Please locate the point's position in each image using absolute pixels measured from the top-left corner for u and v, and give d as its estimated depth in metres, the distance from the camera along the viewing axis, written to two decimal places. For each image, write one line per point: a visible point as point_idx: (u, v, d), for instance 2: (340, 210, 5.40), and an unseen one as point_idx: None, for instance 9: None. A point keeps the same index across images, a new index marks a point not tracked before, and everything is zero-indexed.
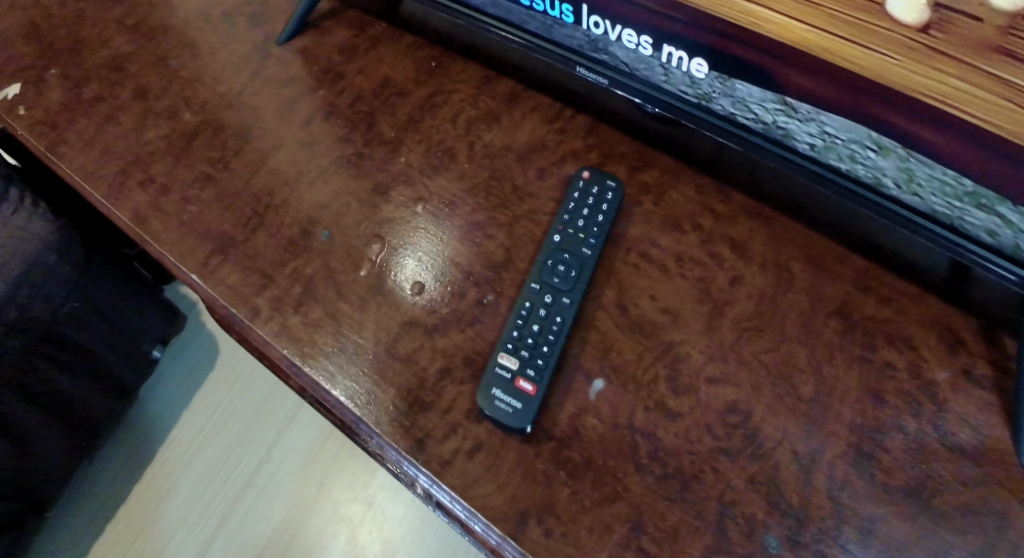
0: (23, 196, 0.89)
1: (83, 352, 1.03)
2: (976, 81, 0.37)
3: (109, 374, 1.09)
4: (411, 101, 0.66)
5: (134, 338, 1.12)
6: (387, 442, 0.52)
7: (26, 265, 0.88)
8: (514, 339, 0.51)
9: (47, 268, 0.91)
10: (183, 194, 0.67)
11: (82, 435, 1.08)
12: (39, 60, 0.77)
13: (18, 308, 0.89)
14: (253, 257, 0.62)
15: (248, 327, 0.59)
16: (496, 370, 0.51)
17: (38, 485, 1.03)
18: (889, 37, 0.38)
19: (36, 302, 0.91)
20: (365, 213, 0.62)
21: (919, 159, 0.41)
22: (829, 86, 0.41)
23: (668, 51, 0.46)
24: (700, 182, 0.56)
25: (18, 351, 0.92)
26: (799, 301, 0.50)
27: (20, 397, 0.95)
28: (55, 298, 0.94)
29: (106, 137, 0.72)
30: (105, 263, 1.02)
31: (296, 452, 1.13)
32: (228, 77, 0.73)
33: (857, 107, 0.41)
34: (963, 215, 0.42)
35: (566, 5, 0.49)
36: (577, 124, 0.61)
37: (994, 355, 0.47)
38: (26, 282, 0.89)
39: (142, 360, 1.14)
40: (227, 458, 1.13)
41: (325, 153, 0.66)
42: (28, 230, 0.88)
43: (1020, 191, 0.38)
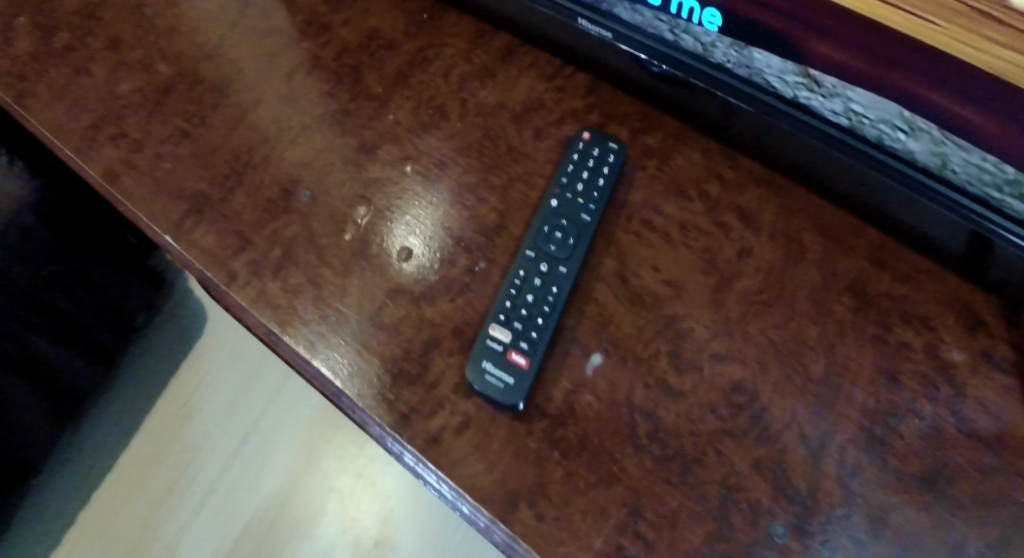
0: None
1: (64, 320, 0.99)
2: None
3: (93, 342, 1.05)
4: (400, 55, 0.61)
5: (120, 305, 1.08)
6: (370, 417, 0.49)
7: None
8: (506, 310, 0.48)
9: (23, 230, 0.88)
10: (158, 151, 0.63)
11: (65, 403, 1.05)
12: (7, 6, 0.72)
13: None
14: (231, 218, 0.58)
15: (225, 293, 0.56)
16: (487, 343, 0.48)
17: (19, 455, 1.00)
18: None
19: (10, 265, 0.88)
20: (350, 174, 0.58)
21: (954, 143, 0.38)
22: (855, 50, 0.37)
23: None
24: (707, 146, 0.52)
25: None
26: (811, 275, 0.47)
27: None
28: (32, 261, 0.91)
29: (75, 89, 0.67)
30: (85, 227, 0.98)
31: (283, 424, 1.10)
32: (205, 27, 0.68)
33: (886, 79, 0.37)
34: (1001, 204, 0.39)
35: None
36: (578, 82, 0.57)
37: (1017, 338, 0.44)
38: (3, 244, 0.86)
39: (127, 328, 1.11)
40: (212, 429, 1.11)
41: (308, 109, 0.61)
42: (1, 188, 0.84)
43: None
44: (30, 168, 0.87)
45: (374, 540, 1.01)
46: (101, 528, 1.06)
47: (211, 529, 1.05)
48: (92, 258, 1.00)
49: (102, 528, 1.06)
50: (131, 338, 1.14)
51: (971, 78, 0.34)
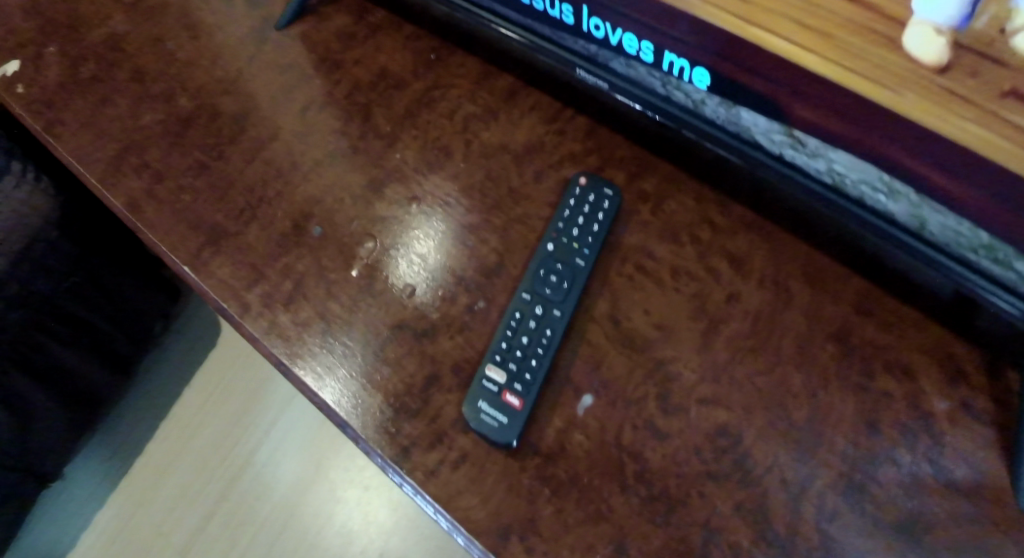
0: (25, 167, 0.87)
1: (83, 329, 1.03)
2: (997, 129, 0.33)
3: (111, 350, 1.09)
4: (408, 95, 0.64)
5: (137, 315, 1.12)
6: (372, 448, 0.51)
7: (26, 242, 0.89)
8: (502, 351, 0.50)
9: (48, 243, 0.92)
10: (178, 182, 0.66)
11: (84, 408, 1.09)
12: (37, 37, 0.76)
13: (18, 283, 0.90)
14: (245, 250, 0.61)
15: (238, 322, 0.58)
16: (483, 382, 0.50)
17: (38, 457, 1.04)
18: (911, 77, 0.34)
19: (36, 278, 0.92)
20: (358, 210, 0.60)
21: (932, 206, 0.39)
22: (836, 117, 0.39)
23: (666, 56, 0.44)
24: (700, 193, 0.54)
25: (20, 326, 0.92)
26: (797, 322, 0.49)
27: (24, 371, 0.96)
28: (55, 273, 0.94)
29: (102, 119, 0.70)
30: (106, 242, 1.02)
31: (294, 436, 1.13)
32: (224, 62, 0.71)
33: (865, 144, 0.39)
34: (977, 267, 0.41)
35: (566, 6, 0.47)
36: (577, 126, 0.59)
37: (996, 389, 0.45)
38: (27, 257, 0.90)
39: (144, 337, 1.15)
40: (225, 438, 1.14)
41: (320, 145, 0.64)
42: (29, 205, 0.88)
43: None
44: (53, 184, 0.91)
45: (381, 552, 1.04)
46: (117, 533, 1.09)
47: (222, 536, 1.07)
48: (110, 269, 1.04)
49: (118, 532, 1.09)
50: (149, 348, 1.17)
51: (942, 149, 0.36)
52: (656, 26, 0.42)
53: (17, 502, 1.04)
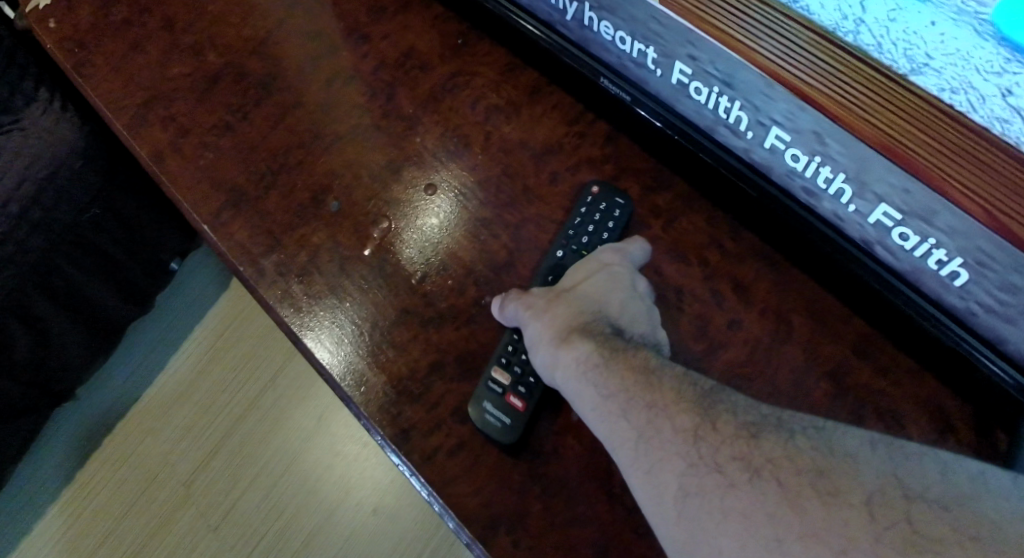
0: (52, 96, 0.92)
1: (102, 260, 1.06)
2: (1011, 180, 0.34)
3: (126, 281, 1.11)
4: (434, 77, 0.66)
5: (152, 248, 1.13)
6: (373, 426, 0.53)
7: (51, 168, 0.92)
8: (507, 355, 0.53)
9: (71, 172, 0.94)
10: (202, 139, 0.66)
11: (100, 334, 1.12)
12: None
13: (43, 208, 0.94)
14: (264, 217, 0.62)
15: (253, 287, 0.60)
16: (488, 385, 0.52)
17: (55, 376, 1.08)
18: (929, 121, 0.36)
19: (60, 205, 0.96)
20: (377, 191, 0.62)
21: (939, 259, 0.39)
22: (846, 158, 0.40)
23: (679, 68, 0.45)
24: (712, 214, 0.55)
25: (40, 251, 0.96)
26: (793, 355, 0.50)
27: (42, 294, 1.00)
28: (78, 203, 0.97)
29: (131, 65, 0.71)
30: (129, 178, 1.03)
31: (298, 384, 1.16)
32: (253, 20, 0.71)
33: (872, 190, 0.40)
34: (976, 327, 0.41)
35: (595, 18, 0.49)
36: (597, 131, 0.60)
37: (983, 447, 0.46)
38: (50, 185, 0.93)
39: (159, 270, 1.15)
40: (233, 378, 1.18)
41: (345, 118, 0.65)
42: (56, 133, 0.91)
43: None
44: (80, 114, 0.93)
45: (374, 508, 1.08)
46: (125, 456, 1.14)
47: (225, 471, 1.12)
48: (132, 204, 1.06)
49: (125, 456, 1.14)
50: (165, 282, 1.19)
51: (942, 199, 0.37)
52: (679, 39, 0.43)
53: (33, 417, 1.09)
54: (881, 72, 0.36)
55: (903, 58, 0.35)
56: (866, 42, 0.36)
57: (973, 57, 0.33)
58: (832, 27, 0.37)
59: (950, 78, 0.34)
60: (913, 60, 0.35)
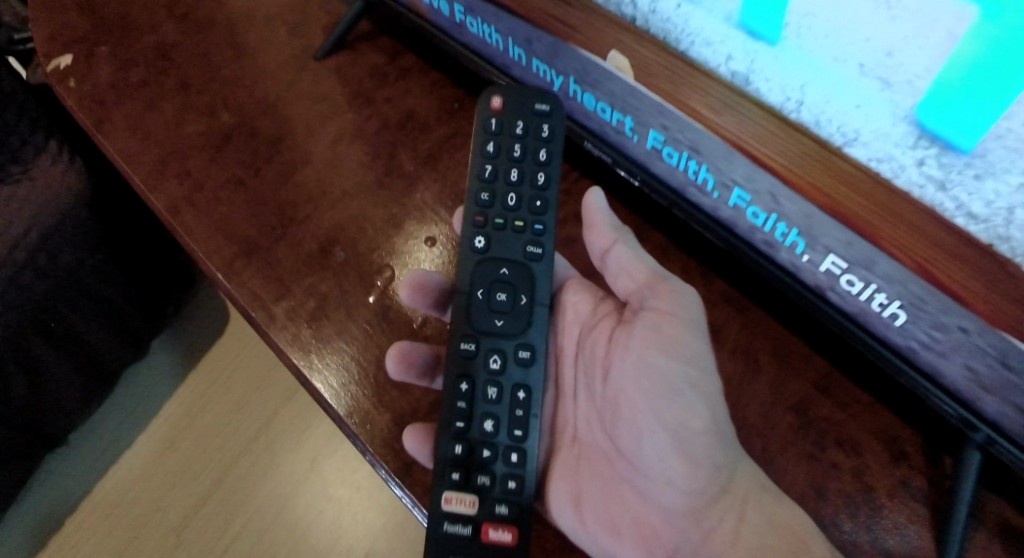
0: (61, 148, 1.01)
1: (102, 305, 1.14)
2: (936, 233, 0.40)
3: (123, 324, 1.20)
4: (432, 138, 0.73)
5: (151, 294, 1.24)
6: (378, 461, 0.57)
7: (58, 218, 1.00)
8: (459, 468, 0.51)
9: (77, 221, 1.03)
10: (215, 193, 0.73)
11: (93, 376, 1.20)
12: (92, 37, 0.89)
13: (47, 255, 1.01)
14: (275, 266, 0.67)
15: (264, 331, 0.64)
16: (452, 526, 0.50)
17: (51, 415, 1.16)
18: (866, 187, 0.41)
19: (63, 252, 1.03)
20: (381, 241, 0.67)
21: (881, 303, 0.45)
22: (798, 212, 0.46)
23: (652, 136, 0.52)
24: (687, 262, 0.61)
25: (44, 295, 1.03)
26: (763, 391, 0.55)
27: (45, 340, 1.07)
28: (81, 250, 1.05)
29: (148, 124, 0.80)
30: (132, 227, 1.14)
31: (289, 431, 1.24)
32: (264, 84, 0.81)
33: (824, 244, 0.46)
34: (917, 361, 0.46)
35: (579, 91, 0.56)
36: (581, 188, 0.67)
37: (932, 473, 0.50)
38: (57, 233, 1.01)
39: (155, 314, 1.27)
40: (228, 425, 1.26)
41: (348, 174, 0.71)
42: (63, 183, 1.00)
43: (959, 353, 0.43)
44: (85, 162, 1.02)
45: (366, 551, 1.13)
46: (122, 499, 1.21)
47: (217, 515, 1.18)
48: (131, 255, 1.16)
49: (122, 499, 1.21)
50: (158, 325, 1.29)
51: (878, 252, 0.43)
52: (651, 112, 0.50)
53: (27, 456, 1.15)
54: (821, 143, 0.42)
55: (837, 132, 0.41)
56: (807, 119, 0.42)
57: (891, 134, 0.39)
58: (779, 106, 0.43)
59: (875, 150, 0.40)
60: (845, 134, 0.41)
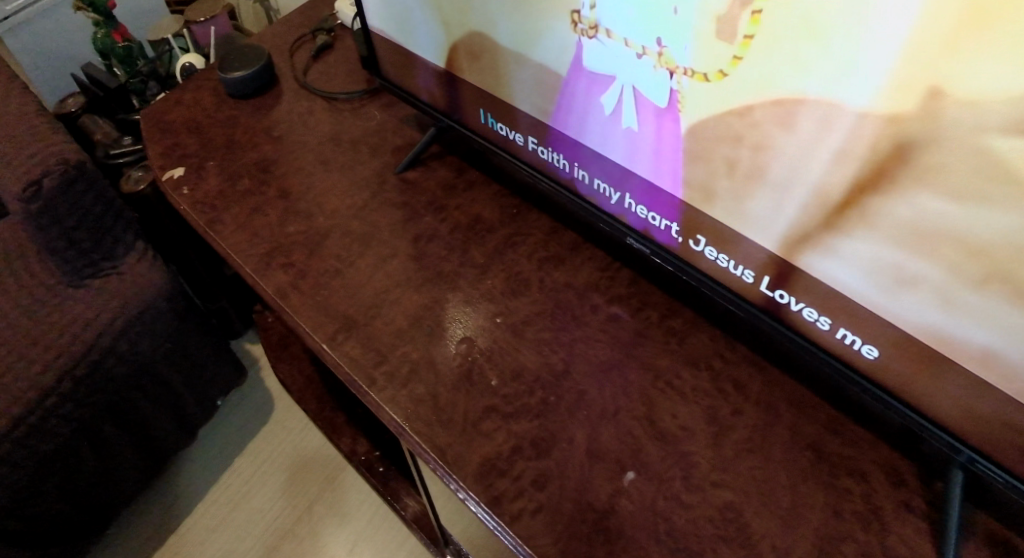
0: (146, 248, 1.18)
1: (167, 392, 1.26)
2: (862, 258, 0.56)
3: (180, 412, 1.31)
4: (497, 236, 0.89)
5: (208, 383, 1.35)
6: (470, 495, 0.68)
7: (142, 308, 1.14)
8: None
9: (158, 312, 1.17)
10: (317, 280, 0.87)
11: (147, 462, 1.28)
12: (201, 154, 1.06)
13: (129, 341, 1.14)
14: (372, 338, 0.81)
15: (365, 392, 0.77)
16: None
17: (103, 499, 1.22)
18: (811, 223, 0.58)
19: (143, 339, 1.16)
20: (460, 318, 0.81)
21: (865, 347, 0.61)
22: (798, 284, 0.63)
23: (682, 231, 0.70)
24: (714, 333, 0.76)
25: (123, 379, 1.15)
26: (783, 433, 0.68)
27: (114, 426, 1.18)
28: (157, 337, 1.19)
29: (254, 224, 0.96)
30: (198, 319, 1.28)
31: (330, 511, 1.31)
32: (352, 193, 0.98)
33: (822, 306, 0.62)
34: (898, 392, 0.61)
35: (623, 197, 0.74)
36: (623, 275, 0.83)
37: (927, 494, 0.64)
38: (140, 322, 1.14)
39: (209, 404, 1.37)
40: (270, 506, 1.33)
41: (430, 264, 0.87)
42: (147, 277, 1.16)
43: (926, 382, 0.58)
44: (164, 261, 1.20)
45: None
46: None
47: None
48: (203, 348, 1.30)
49: None
50: (209, 417, 1.39)
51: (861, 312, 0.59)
52: (684, 213, 0.68)
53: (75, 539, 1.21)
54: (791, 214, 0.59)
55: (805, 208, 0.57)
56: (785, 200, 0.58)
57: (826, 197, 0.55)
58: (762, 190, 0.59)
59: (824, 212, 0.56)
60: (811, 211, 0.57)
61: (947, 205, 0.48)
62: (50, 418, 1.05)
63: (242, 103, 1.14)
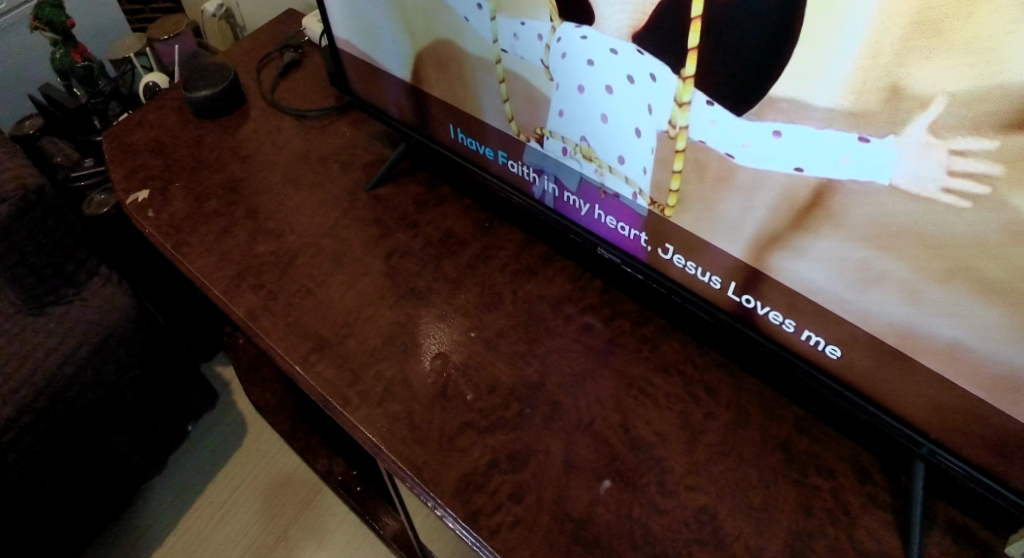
0: (111, 273, 1.16)
1: (135, 419, 1.24)
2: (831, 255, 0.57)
3: (148, 438, 1.28)
4: (469, 250, 0.90)
5: (177, 408, 1.32)
6: (447, 510, 0.68)
7: (105, 335, 1.12)
8: None
9: (124, 338, 1.15)
10: (288, 300, 0.87)
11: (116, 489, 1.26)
12: (166, 176, 1.05)
13: (94, 369, 1.11)
14: (346, 357, 0.80)
15: (340, 412, 0.76)
16: None
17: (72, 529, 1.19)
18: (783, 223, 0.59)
19: (108, 366, 1.14)
20: (434, 333, 0.82)
21: (827, 347, 0.63)
22: (762, 288, 0.65)
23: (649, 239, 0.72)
24: (684, 339, 0.78)
25: (88, 408, 1.13)
26: (753, 436, 0.70)
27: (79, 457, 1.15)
28: (124, 364, 1.16)
29: (222, 246, 0.95)
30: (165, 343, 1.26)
31: (309, 532, 1.30)
32: (322, 211, 0.97)
33: (786, 309, 0.64)
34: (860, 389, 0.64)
35: (591, 207, 0.75)
36: (595, 285, 0.84)
37: (893, 488, 0.66)
38: (105, 348, 1.12)
39: (179, 429, 1.35)
40: (246, 530, 1.31)
41: (402, 281, 0.87)
42: (112, 302, 1.14)
43: (887, 379, 0.61)
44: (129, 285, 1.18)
45: None
46: None
47: None
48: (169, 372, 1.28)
49: None
50: (180, 441, 1.37)
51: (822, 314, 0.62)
52: (651, 222, 0.70)
53: None
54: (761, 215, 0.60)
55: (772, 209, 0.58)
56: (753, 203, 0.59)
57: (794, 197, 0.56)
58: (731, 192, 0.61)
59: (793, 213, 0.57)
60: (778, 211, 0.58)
61: (912, 205, 0.50)
62: (11, 452, 1.02)
63: (207, 123, 1.13)
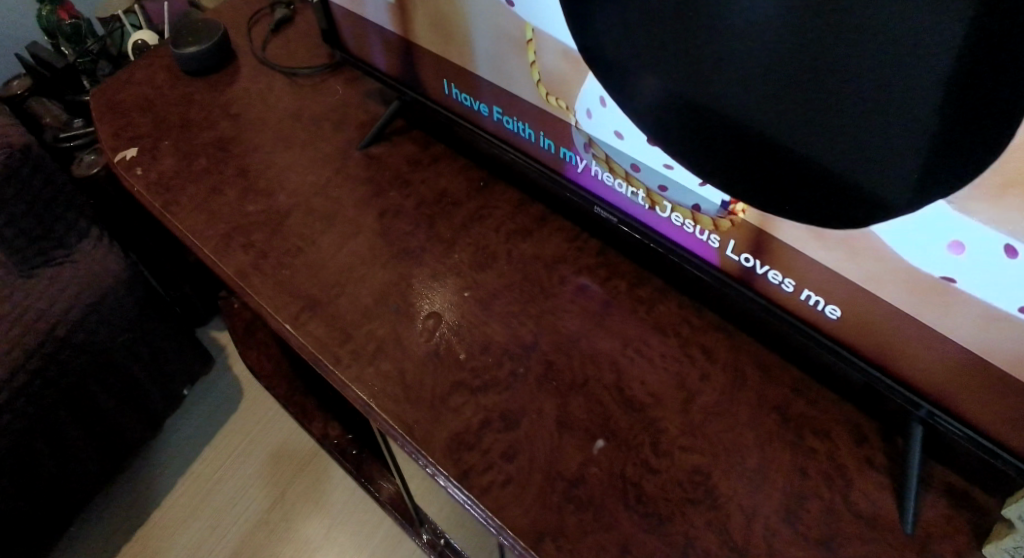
0: (101, 234, 1.14)
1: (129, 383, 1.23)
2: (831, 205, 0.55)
3: (144, 401, 1.28)
4: (463, 210, 0.88)
5: (172, 372, 1.32)
6: (439, 469, 0.68)
7: (96, 297, 1.11)
8: None
9: (115, 301, 1.14)
10: (279, 260, 0.85)
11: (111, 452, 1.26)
12: (154, 134, 1.03)
13: (86, 331, 1.10)
14: (337, 317, 0.79)
15: (331, 371, 0.75)
16: None
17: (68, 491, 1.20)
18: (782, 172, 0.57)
19: (101, 329, 1.12)
20: (427, 293, 0.80)
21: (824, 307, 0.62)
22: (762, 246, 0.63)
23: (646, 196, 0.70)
24: (681, 300, 0.77)
25: (81, 370, 1.12)
26: (749, 397, 0.69)
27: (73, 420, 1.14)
28: (116, 326, 1.15)
29: (212, 204, 0.93)
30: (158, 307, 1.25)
31: (305, 495, 1.30)
32: (314, 171, 0.95)
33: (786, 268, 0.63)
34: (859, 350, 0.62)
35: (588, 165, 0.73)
36: (591, 246, 0.83)
37: (888, 450, 0.65)
38: (96, 311, 1.11)
39: (174, 394, 1.34)
40: (242, 494, 1.32)
41: (395, 240, 0.86)
42: (101, 263, 1.13)
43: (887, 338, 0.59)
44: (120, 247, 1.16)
45: None
46: None
47: None
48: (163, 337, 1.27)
49: None
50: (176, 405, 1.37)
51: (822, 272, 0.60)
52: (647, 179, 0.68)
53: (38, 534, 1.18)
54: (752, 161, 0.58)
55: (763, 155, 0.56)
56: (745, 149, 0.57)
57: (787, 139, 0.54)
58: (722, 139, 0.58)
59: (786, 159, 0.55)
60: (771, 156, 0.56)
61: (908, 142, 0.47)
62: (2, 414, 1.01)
63: (196, 80, 1.10)
